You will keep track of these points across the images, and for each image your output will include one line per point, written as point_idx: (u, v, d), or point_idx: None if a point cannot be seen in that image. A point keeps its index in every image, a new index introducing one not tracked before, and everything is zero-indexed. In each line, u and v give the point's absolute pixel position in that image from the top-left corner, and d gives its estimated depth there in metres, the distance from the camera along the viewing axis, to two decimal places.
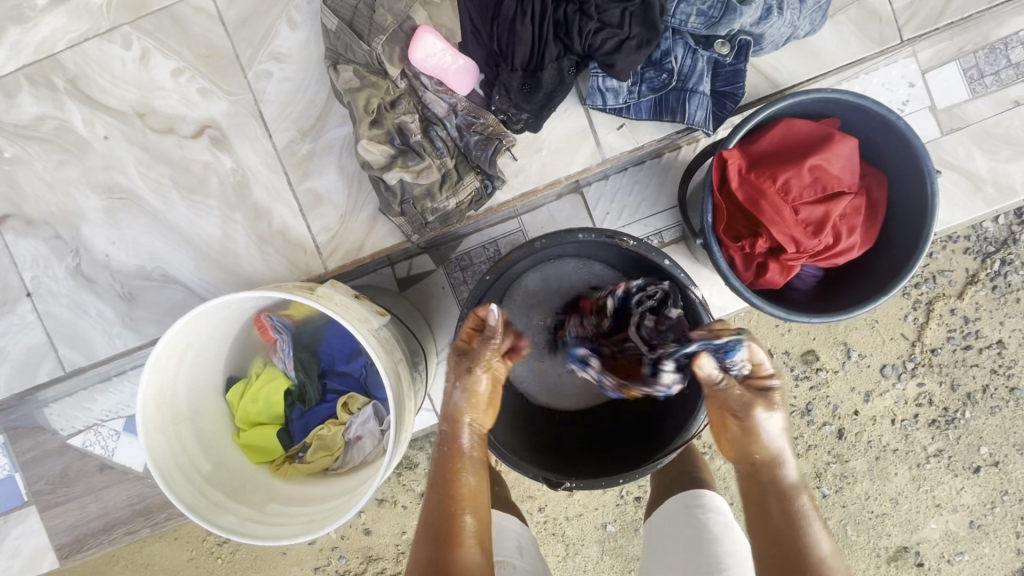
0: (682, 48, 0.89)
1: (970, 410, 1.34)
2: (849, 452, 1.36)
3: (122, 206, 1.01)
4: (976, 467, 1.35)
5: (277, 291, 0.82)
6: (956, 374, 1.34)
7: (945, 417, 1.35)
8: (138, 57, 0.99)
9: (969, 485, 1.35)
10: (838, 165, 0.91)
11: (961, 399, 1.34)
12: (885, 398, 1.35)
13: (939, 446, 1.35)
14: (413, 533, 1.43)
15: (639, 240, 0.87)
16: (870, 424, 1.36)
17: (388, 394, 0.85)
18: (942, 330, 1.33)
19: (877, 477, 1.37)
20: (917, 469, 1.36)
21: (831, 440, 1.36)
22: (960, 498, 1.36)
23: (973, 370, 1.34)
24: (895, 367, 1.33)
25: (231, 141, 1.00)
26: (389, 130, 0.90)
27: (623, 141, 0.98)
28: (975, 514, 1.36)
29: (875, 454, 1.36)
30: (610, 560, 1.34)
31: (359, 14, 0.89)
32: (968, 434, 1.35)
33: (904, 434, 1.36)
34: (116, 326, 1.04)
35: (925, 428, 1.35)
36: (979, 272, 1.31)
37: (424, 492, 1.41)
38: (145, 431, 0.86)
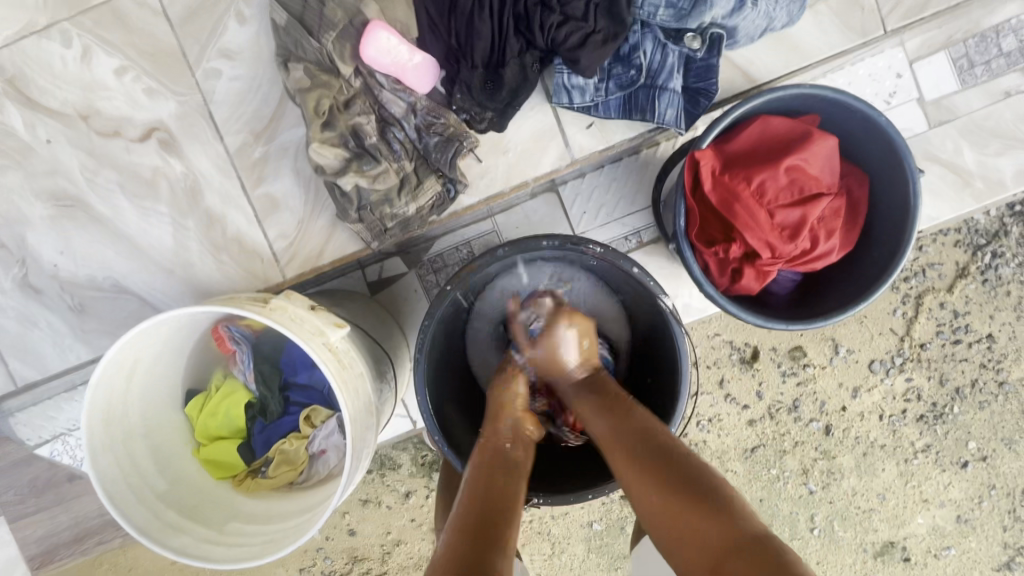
0: (651, 42, 0.84)
1: (958, 405, 1.32)
2: (836, 448, 1.34)
3: (69, 213, 0.97)
4: (963, 462, 1.33)
5: (223, 306, 0.78)
6: (944, 369, 1.31)
7: (933, 412, 1.32)
8: (79, 56, 0.94)
9: (957, 480, 1.33)
10: (816, 165, 0.87)
11: (950, 394, 1.31)
12: (873, 393, 1.32)
13: (927, 441, 1.33)
14: (398, 533, 1.40)
15: (606, 247, 0.83)
16: (858, 420, 1.33)
17: (343, 412, 0.82)
18: (931, 324, 1.29)
19: (864, 474, 1.34)
20: (904, 464, 1.34)
21: (818, 436, 1.33)
22: (947, 493, 1.33)
23: (961, 365, 1.31)
24: (884, 363, 1.30)
25: (181, 144, 0.95)
26: (342, 132, 0.86)
27: (592, 141, 0.93)
28: (962, 509, 1.34)
29: (862, 450, 1.34)
30: (596, 558, 1.32)
31: (309, 8, 0.84)
32: (956, 429, 1.32)
33: (892, 430, 1.33)
34: (68, 339, 1.00)
35: (913, 424, 1.33)
36: (970, 265, 1.27)
37: (408, 492, 1.39)
38: (91, 452, 0.82)
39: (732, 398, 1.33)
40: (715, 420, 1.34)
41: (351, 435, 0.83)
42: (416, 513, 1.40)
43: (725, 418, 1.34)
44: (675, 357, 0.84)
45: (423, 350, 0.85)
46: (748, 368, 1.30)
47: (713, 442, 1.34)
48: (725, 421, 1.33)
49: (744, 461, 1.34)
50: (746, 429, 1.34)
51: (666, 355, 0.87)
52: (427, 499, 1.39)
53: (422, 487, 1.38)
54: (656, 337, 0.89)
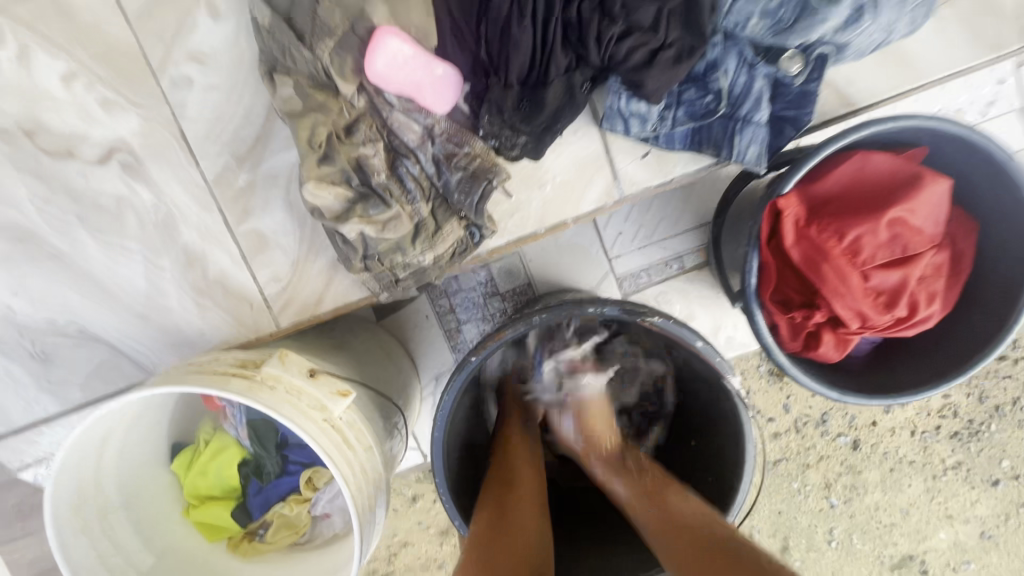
0: (736, 59, 0.66)
1: (996, 422, 1.21)
2: (863, 463, 1.24)
3: (20, 247, 0.81)
4: (994, 480, 1.23)
5: (202, 387, 0.65)
6: (985, 385, 1.19)
7: (969, 429, 1.21)
8: (15, 56, 0.75)
9: (985, 497, 1.24)
10: (923, 216, 0.71)
11: (988, 411, 1.21)
12: (906, 408, 1.22)
13: (959, 458, 1.23)
14: (404, 535, 1.29)
15: (666, 317, 0.69)
16: (888, 435, 1.23)
17: (349, 506, 0.69)
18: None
19: (888, 489, 1.25)
20: (932, 480, 1.24)
21: (844, 451, 1.24)
22: (973, 509, 1.24)
23: (1004, 381, 1.20)
24: None
25: (148, 169, 0.78)
26: (344, 167, 0.69)
27: (647, 174, 0.77)
28: (987, 525, 1.25)
29: (889, 466, 1.24)
30: None
31: (299, 7, 0.66)
32: (991, 447, 1.22)
33: (923, 446, 1.23)
34: (33, 390, 0.87)
35: (946, 440, 1.23)
36: None
37: (417, 495, 1.27)
38: (59, 539, 0.72)
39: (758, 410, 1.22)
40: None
41: (359, 530, 0.71)
42: (423, 516, 1.28)
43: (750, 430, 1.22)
44: (739, 441, 0.71)
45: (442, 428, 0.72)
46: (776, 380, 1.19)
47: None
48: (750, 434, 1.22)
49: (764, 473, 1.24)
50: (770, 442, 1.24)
51: (728, 440, 0.73)
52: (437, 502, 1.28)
53: (429, 491, 1.27)
54: (716, 412, 0.76)
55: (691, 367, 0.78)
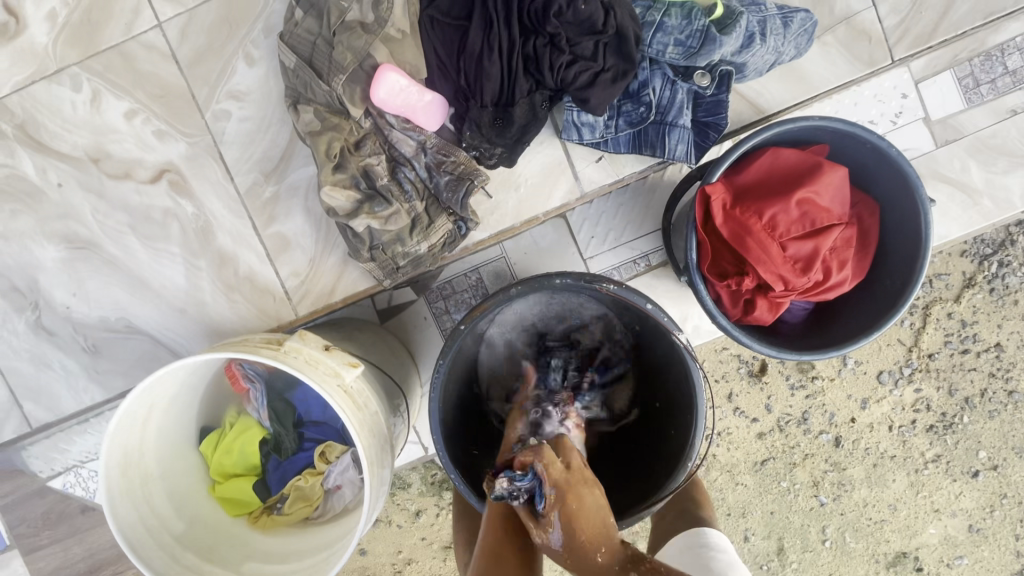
0: (660, 78, 0.85)
1: (968, 414, 1.31)
2: (847, 459, 1.33)
3: (82, 255, 0.97)
4: (974, 471, 1.32)
5: (238, 352, 0.78)
6: (953, 379, 1.31)
7: (944, 422, 1.32)
8: (89, 99, 0.94)
9: (968, 489, 1.33)
10: (827, 196, 0.87)
11: (959, 403, 1.31)
12: (882, 404, 1.32)
13: (938, 452, 1.32)
14: (409, 552, 1.40)
15: (620, 284, 0.83)
16: (868, 431, 1.33)
17: (360, 454, 0.81)
18: (940, 335, 1.29)
19: (875, 484, 1.34)
20: (915, 474, 1.33)
21: (827, 448, 1.33)
22: (959, 502, 1.33)
23: (971, 374, 1.30)
24: (892, 374, 1.30)
25: (191, 185, 0.95)
26: (354, 173, 0.86)
27: (601, 174, 0.94)
28: (974, 518, 1.33)
29: (873, 462, 1.33)
30: None
31: (317, 51, 0.84)
32: (966, 438, 1.32)
33: (902, 440, 1.33)
34: (82, 379, 1.00)
35: (924, 434, 1.32)
36: (976, 275, 1.27)
37: (419, 511, 1.38)
38: (109, 499, 0.83)
39: (741, 411, 1.33)
40: (722, 432, 1.34)
41: (368, 479, 0.82)
42: (428, 531, 1.39)
43: (735, 431, 1.33)
44: (692, 389, 0.83)
45: (437, 389, 0.85)
46: (756, 381, 1.30)
47: (722, 455, 1.34)
48: (735, 435, 1.33)
49: (753, 474, 1.34)
50: (755, 442, 1.34)
51: (683, 391, 0.86)
52: (439, 518, 1.39)
53: (432, 505, 1.38)
54: (671, 370, 0.89)
55: (647, 330, 0.91)
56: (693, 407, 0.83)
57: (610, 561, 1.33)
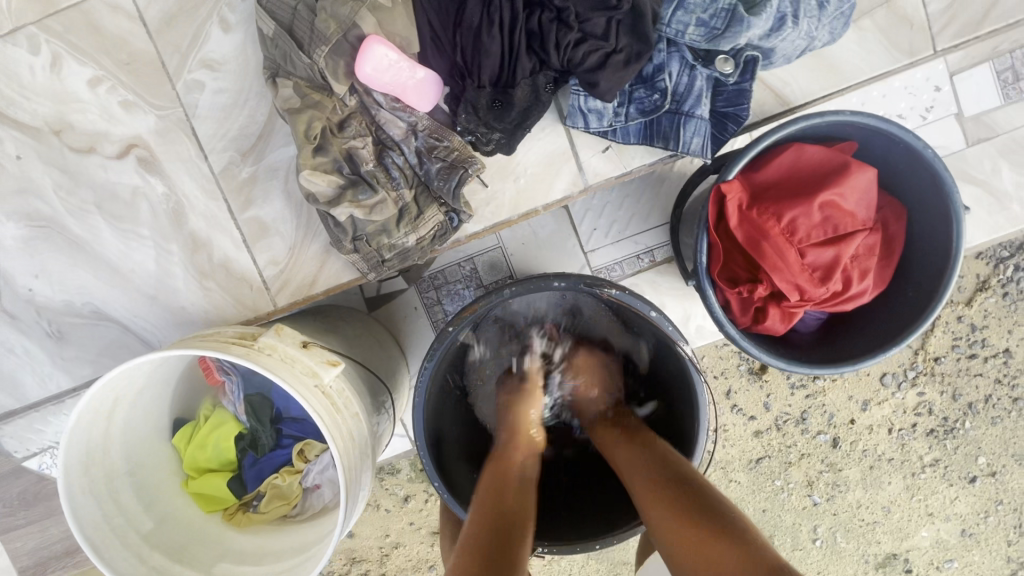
0: (678, 63, 0.77)
1: (970, 420, 1.26)
2: (843, 461, 1.29)
3: (44, 234, 0.90)
4: (972, 477, 1.28)
5: (206, 349, 0.72)
6: (958, 384, 1.25)
7: (944, 427, 1.27)
8: (49, 64, 0.85)
9: (964, 495, 1.29)
10: (852, 200, 0.80)
11: (962, 409, 1.26)
12: (883, 407, 1.27)
13: (936, 456, 1.28)
14: (396, 536, 1.37)
15: (623, 289, 0.77)
16: (867, 433, 1.28)
17: (337, 460, 0.75)
18: (947, 338, 1.24)
19: (869, 486, 1.30)
20: (911, 478, 1.29)
21: (824, 448, 1.29)
22: (953, 507, 1.29)
23: (976, 379, 1.25)
24: (895, 376, 1.25)
25: (162, 163, 0.87)
26: (336, 157, 0.78)
27: (609, 166, 0.86)
28: (967, 523, 1.30)
29: (869, 463, 1.29)
30: (596, 564, 1.28)
31: (298, 18, 0.76)
32: (966, 444, 1.27)
33: (900, 443, 1.28)
34: (47, 366, 0.94)
35: (923, 438, 1.28)
36: (990, 278, 1.21)
37: (407, 496, 1.34)
38: (70, 499, 0.78)
39: (739, 409, 1.28)
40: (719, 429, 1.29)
41: (345, 487, 0.77)
42: (415, 517, 1.36)
43: (730, 429, 1.28)
44: (694, 404, 0.77)
45: (422, 393, 0.79)
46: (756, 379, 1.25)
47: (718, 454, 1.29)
48: (731, 432, 1.28)
49: (748, 471, 1.29)
50: (751, 439, 1.30)
51: (685, 402, 0.80)
52: (428, 504, 1.35)
53: (421, 491, 1.34)
54: (672, 379, 0.83)
55: (649, 335, 0.84)
56: (696, 419, 0.77)
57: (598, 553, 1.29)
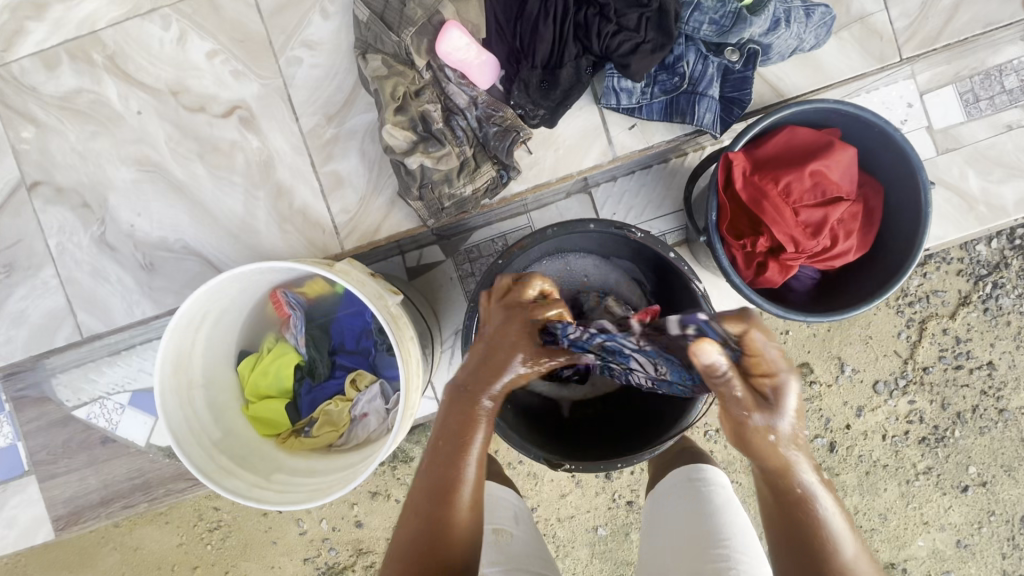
0: (694, 53, 0.95)
1: (959, 429, 1.37)
2: (841, 465, 1.39)
3: (150, 178, 1.05)
4: (964, 486, 1.37)
5: (298, 263, 0.86)
6: (946, 393, 1.37)
7: (936, 435, 1.37)
8: (177, 38, 1.04)
9: (957, 504, 1.38)
10: (838, 171, 0.96)
11: (951, 417, 1.37)
12: (877, 413, 1.38)
13: (929, 463, 1.38)
14: None
15: (647, 233, 0.91)
16: (862, 439, 1.38)
17: (400, 366, 0.89)
18: (934, 349, 1.36)
19: (867, 492, 1.39)
20: (906, 485, 1.38)
21: (822, 451, 1.39)
22: (948, 516, 1.38)
23: (963, 390, 1.37)
24: (887, 384, 1.36)
25: (260, 123, 1.04)
26: (413, 117, 0.95)
27: (634, 140, 1.03)
28: (962, 533, 1.38)
29: (865, 469, 1.39)
30: (599, 563, 1.35)
31: (390, 7, 0.94)
32: (957, 453, 1.37)
33: (895, 450, 1.38)
34: (135, 294, 1.07)
35: (916, 445, 1.38)
36: (971, 294, 1.34)
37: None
38: (161, 392, 0.88)
39: None
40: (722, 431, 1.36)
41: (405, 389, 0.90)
42: None
43: None
44: None
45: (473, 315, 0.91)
46: None
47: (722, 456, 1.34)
48: None
49: (750, 474, 1.35)
50: None
51: None
52: None
53: None
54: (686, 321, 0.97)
55: (667, 287, 0.97)
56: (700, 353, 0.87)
57: (602, 552, 1.36)
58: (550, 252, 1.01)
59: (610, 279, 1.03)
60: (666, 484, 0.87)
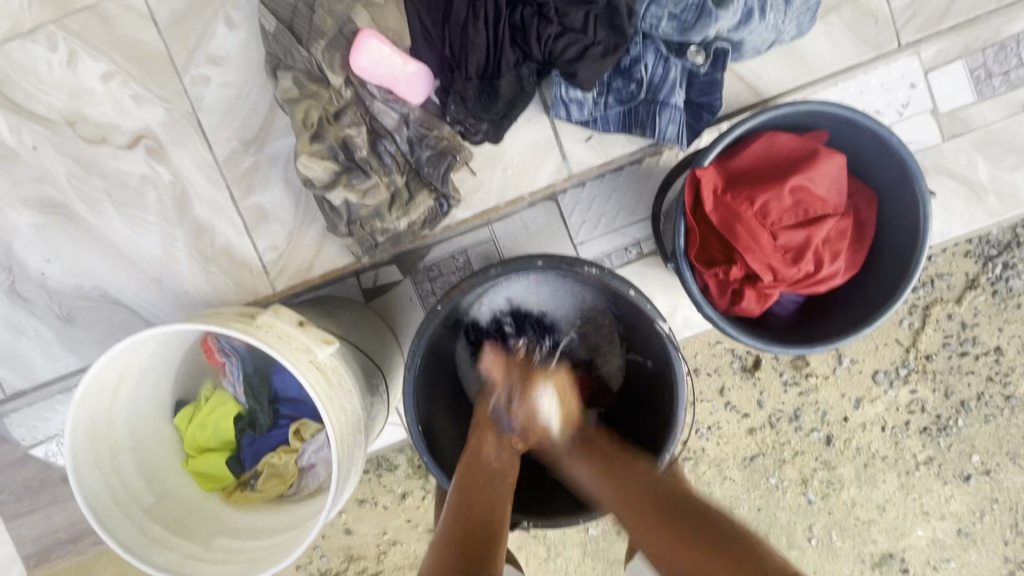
0: (653, 55, 0.81)
1: (963, 418, 1.24)
2: (837, 459, 1.27)
3: (56, 221, 0.95)
4: (967, 475, 1.26)
5: (206, 326, 0.75)
6: (949, 381, 1.23)
7: (938, 425, 1.25)
8: (65, 60, 0.91)
9: (959, 493, 1.26)
10: (823, 185, 0.84)
11: (954, 406, 1.24)
12: (876, 404, 1.25)
13: (930, 454, 1.26)
14: (393, 534, 1.31)
15: (602, 269, 0.80)
16: (861, 430, 1.26)
17: (331, 434, 0.79)
18: (939, 335, 1.22)
19: (864, 484, 1.27)
20: (906, 476, 1.27)
21: (818, 446, 1.26)
22: (949, 506, 1.27)
23: (968, 377, 1.23)
24: (888, 374, 1.23)
25: (170, 152, 0.93)
26: (331, 145, 0.83)
27: (591, 155, 0.91)
28: (964, 522, 1.27)
29: (863, 462, 1.27)
30: (592, 562, 1.27)
31: (299, 16, 0.82)
32: (960, 442, 1.25)
33: (894, 441, 1.26)
34: (56, 347, 0.99)
35: (916, 436, 1.25)
36: (979, 276, 1.20)
37: (404, 493, 1.30)
38: (75, 469, 0.81)
39: (732, 406, 1.25)
40: (714, 427, 1.27)
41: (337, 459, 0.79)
42: (413, 514, 1.31)
43: (724, 426, 1.26)
44: (675, 380, 0.80)
45: (412, 369, 0.80)
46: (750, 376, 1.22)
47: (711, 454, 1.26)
48: (724, 430, 1.26)
49: (742, 468, 1.27)
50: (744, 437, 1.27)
51: (664, 382, 0.84)
52: (425, 501, 1.30)
53: (417, 488, 1.29)
54: (655, 357, 0.86)
55: (634, 321, 0.87)
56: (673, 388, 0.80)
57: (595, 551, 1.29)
58: (493, 286, 0.87)
59: (565, 302, 0.92)
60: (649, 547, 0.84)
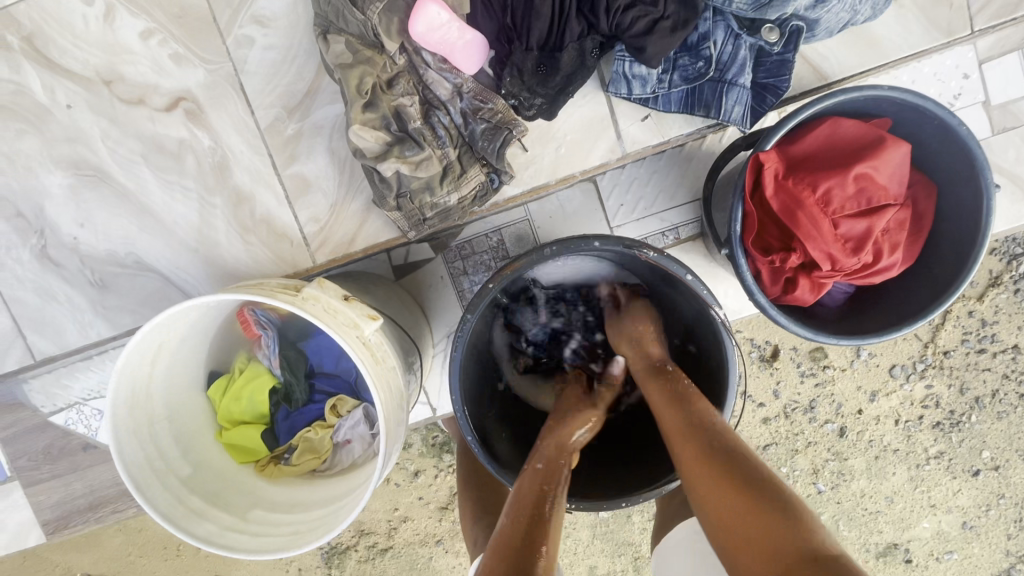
0: (723, 32, 0.83)
1: (976, 414, 1.23)
2: (850, 450, 1.26)
3: (90, 183, 0.92)
4: (975, 470, 1.25)
5: (254, 294, 0.73)
6: (965, 377, 1.22)
7: (951, 420, 1.24)
8: (103, 15, 0.88)
9: (967, 488, 1.25)
10: (886, 174, 0.82)
11: (969, 403, 1.23)
12: (891, 398, 1.24)
13: (941, 449, 1.25)
14: (406, 510, 1.31)
15: (660, 252, 0.76)
16: (874, 423, 1.25)
17: (378, 409, 0.77)
18: (957, 332, 1.21)
19: (874, 476, 1.26)
20: (916, 469, 1.26)
21: (831, 438, 1.25)
22: (956, 499, 1.26)
23: (983, 374, 1.22)
24: (905, 368, 1.22)
25: (209, 116, 0.90)
26: (384, 113, 0.80)
27: (645, 133, 0.92)
28: (969, 515, 1.26)
29: (875, 454, 1.26)
30: (601, 544, 1.27)
31: None
32: (971, 437, 1.24)
33: (907, 435, 1.25)
34: (87, 314, 0.96)
35: (929, 430, 1.24)
36: (1003, 274, 1.19)
37: (418, 471, 1.29)
38: (116, 437, 0.79)
39: (749, 395, 1.24)
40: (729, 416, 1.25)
41: (384, 434, 0.77)
42: (425, 491, 1.30)
43: (740, 414, 1.25)
44: (725, 365, 0.78)
45: (461, 347, 0.78)
46: (767, 367, 1.21)
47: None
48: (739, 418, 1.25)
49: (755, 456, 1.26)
50: (759, 426, 1.26)
51: (712, 368, 0.82)
52: (440, 479, 1.30)
53: (432, 466, 1.29)
54: (703, 342, 0.84)
55: (679, 301, 0.86)
56: (724, 367, 0.79)
57: (604, 532, 1.28)
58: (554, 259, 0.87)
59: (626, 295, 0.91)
60: (674, 533, 0.87)
